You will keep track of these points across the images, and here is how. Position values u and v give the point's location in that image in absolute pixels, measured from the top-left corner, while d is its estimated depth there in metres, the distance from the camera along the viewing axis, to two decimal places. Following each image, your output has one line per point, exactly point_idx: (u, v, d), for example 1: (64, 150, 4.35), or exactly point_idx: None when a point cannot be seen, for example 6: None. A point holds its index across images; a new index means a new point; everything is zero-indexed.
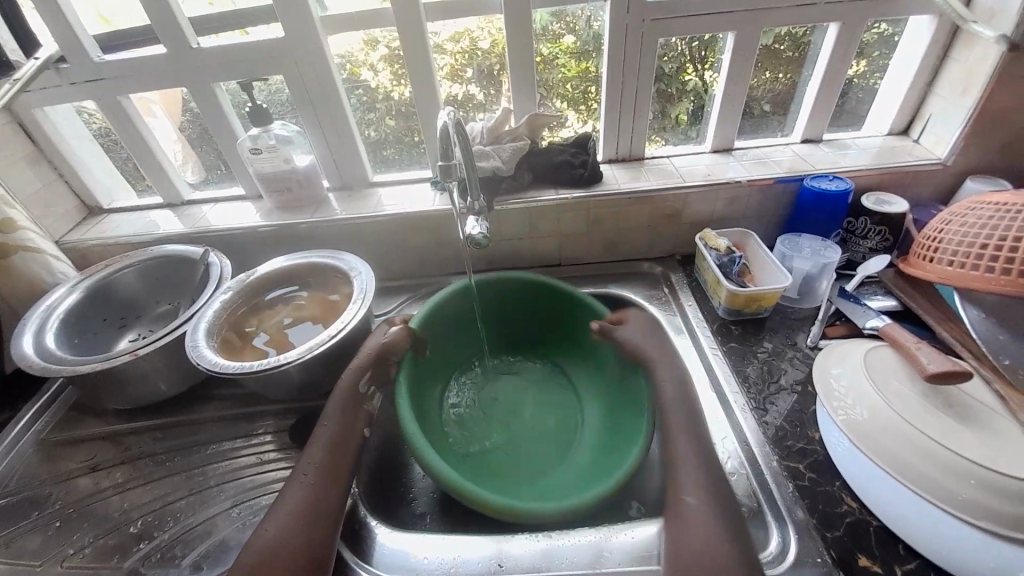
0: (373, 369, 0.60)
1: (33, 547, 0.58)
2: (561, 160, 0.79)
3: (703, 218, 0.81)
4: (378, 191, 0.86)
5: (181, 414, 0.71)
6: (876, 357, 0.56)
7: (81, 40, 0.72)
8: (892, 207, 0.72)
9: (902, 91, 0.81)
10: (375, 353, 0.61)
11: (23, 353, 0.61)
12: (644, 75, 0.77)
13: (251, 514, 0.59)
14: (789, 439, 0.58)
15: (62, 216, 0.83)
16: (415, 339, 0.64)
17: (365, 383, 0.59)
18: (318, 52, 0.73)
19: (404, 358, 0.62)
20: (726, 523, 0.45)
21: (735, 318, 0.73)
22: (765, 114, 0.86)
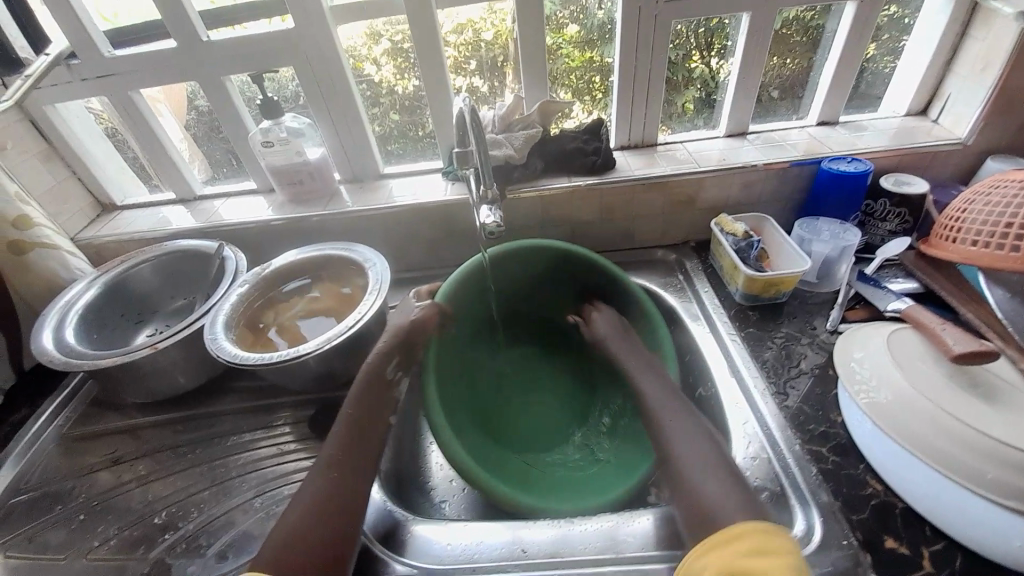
0: (402, 355, 0.60)
1: (59, 541, 0.59)
2: (573, 148, 0.78)
3: (717, 204, 0.80)
4: (389, 183, 0.86)
5: (200, 407, 0.71)
6: (898, 339, 0.56)
7: (91, 35, 0.72)
8: (912, 187, 0.71)
9: (918, 71, 0.79)
10: (404, 340, 0.60)
11: (43, 348, 0.61)
12: (654, 60, 0.77)
13: (273, 504, 0.60)
14: (811, 423, 0.57)
15: (77, 213, 0.84)
16: (443, 314, 0.63)
17: (393, 369, 0.59)
18: (327, 43, 0.73)
19: (431, 339, 0.61)
20: (736, 492, 0.43)
21: (752, 303, 0.72)
22: (773, 100, 0.85)
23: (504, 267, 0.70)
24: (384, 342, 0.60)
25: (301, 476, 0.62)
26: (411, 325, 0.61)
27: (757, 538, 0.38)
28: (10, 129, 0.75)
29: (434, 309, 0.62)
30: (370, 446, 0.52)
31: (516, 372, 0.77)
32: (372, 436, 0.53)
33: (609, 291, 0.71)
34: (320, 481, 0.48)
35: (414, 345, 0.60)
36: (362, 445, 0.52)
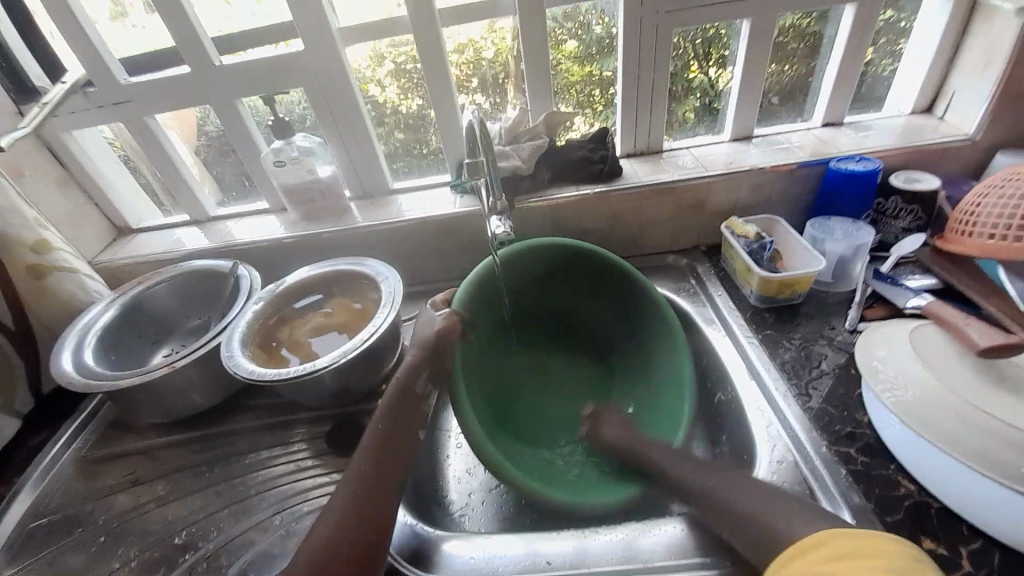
0: (431, 368, 0.58)
1: (78, 565, 0.58)
2: (580, 157, 0.79)
3: (727, 208, 0.80)
4: (398, 198, 0.87)
5: (217, 425, 0.71)
6: (921, 337, 0.55)
7: (108, 63, 0.74)
8: (922, 184, 0.70)
9: (920, 70, 0.80)
10: (433, 353, 0.58)
11: (63, 370, 0.62)
12: (656, 69, 0.78)
13: (293, 521, 0.59)
14: (836, 424, 0.56)
15: (93, 237, 0.85)
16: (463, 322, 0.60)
17: (423, 383, 0.57)
18: (335, 64, 0.75)
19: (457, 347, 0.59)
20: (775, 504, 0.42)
21: (769, 305, 0.72)
22: (774, 106, 0.86)
23: (515, 268, 0.68)
24: (413, 355, 0.58)
25: (320, 493, 0.62)
26: (434, 335, 0.59)
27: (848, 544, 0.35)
28: (28, 157, 0.77)
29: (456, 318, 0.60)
30: (401, 462, 0.51)
31: (531, 368, 0.74)
32: (404, 452, 0.52)
33: (629, 287, 0.70)
34: (344, 498, 0.47)
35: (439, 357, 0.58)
36: (389, 461, 0.50)
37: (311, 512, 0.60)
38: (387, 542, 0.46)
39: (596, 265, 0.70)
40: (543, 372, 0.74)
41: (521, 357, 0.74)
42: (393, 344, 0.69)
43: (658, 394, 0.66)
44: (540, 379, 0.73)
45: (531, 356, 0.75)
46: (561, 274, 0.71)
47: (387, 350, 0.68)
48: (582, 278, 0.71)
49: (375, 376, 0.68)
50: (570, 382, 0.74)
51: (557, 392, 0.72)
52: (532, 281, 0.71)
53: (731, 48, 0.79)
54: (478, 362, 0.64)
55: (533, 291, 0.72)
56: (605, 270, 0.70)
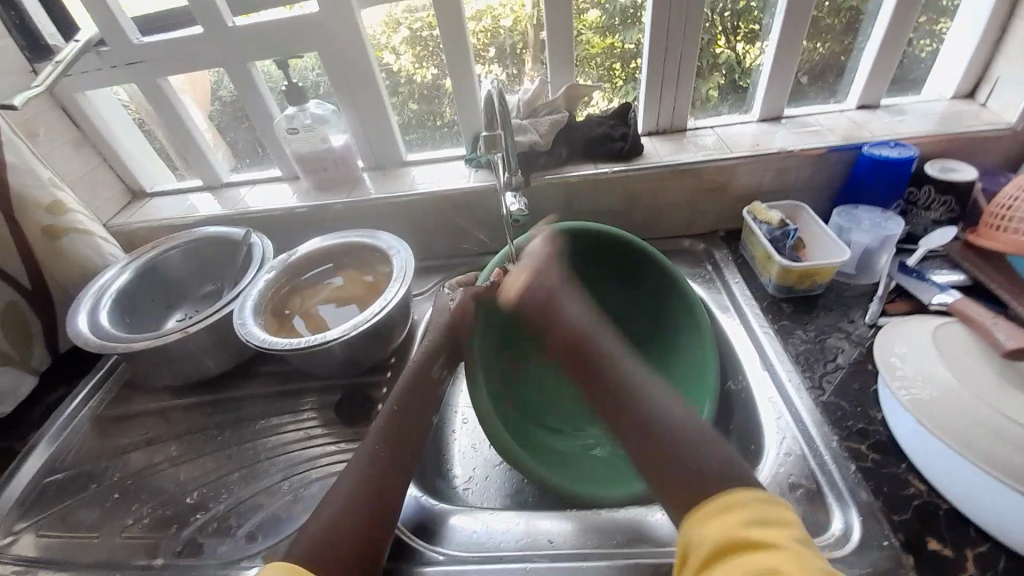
0: (447, 354, 0.59)
1: (92, 520, 0.60)
2: (599, 134, 0.76)
3: (749, 192, 0.77)
4: (411, 170, 0.85)
5: (228, 391, 0.72)
6: (944, 334, 0.53)
7: (120, 22, 0.72)
8: (960, 174, 0.67)
9: (966, 52, 0.75)
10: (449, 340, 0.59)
11: (78, 332, 0.63)
12: (684, 43, 0.74)
13: (301, 487, 0.61)
14: (848, 419, 0.55)
15: (108, 199, 0.85)
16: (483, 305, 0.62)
17: (439, 368, 0.58)
18: (350, 27, 0.72)
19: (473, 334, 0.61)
20: None
21: (786, 295, 0.70)
22: (803, 87, 0.82)
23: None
24: (431, 340, 0.59)
25: (328, 461, 0.63)
26: (452, 318, 0.60)
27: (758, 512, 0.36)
28: (42, 116, 0.76)
29: (468, 300, 0.61)
30: (413, 447, 0.52)
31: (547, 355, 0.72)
32: (416, 436, 0.52)
33: (644, 278, 0.68)
34: (359, 477, 0.47)
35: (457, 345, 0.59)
36: (403, 445, 0.51)
37: (319, 480, 0.61)
38: (395, 517, 0.47)
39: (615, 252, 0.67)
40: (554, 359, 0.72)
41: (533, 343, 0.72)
42: (403, 317, 0.69)
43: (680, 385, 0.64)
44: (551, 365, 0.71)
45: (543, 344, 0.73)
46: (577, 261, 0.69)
47: (396, 324, 0.68)
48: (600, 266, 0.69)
49: (384, 349, 0.69)
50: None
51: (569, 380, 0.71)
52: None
53: (761, 22, 0.76)
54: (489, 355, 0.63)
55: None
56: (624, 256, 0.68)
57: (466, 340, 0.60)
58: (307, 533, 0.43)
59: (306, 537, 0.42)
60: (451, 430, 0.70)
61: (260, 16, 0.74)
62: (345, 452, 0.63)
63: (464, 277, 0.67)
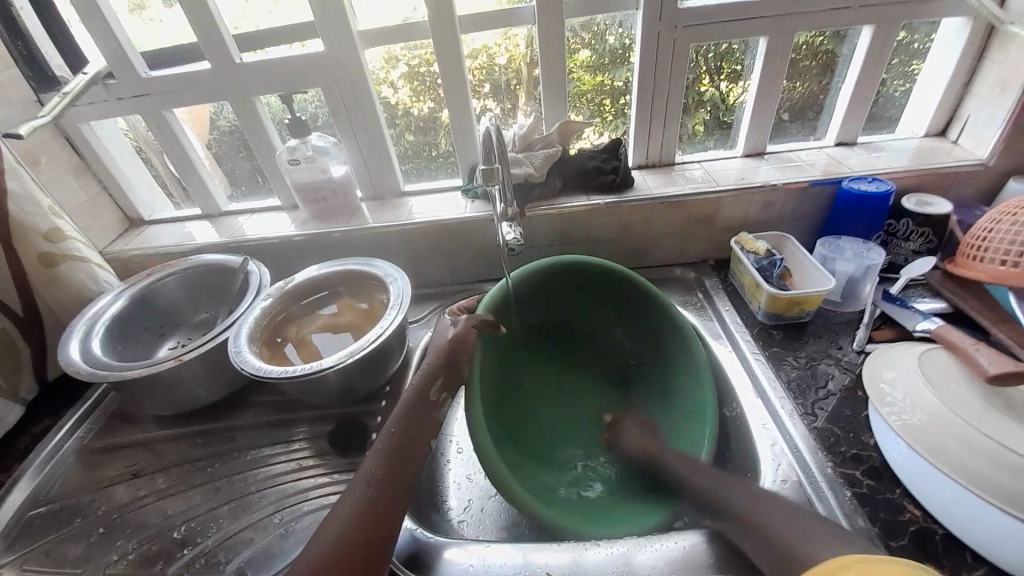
0: (445, 378, 0.58)
1: (75, 556, 0.58)
2: (592, 166, 0.79)
3: (737, 222, 0.80)
4: (409, 200, 0.87)
5: (218, 421, 0.71)
6: (930, 360, 0.55)
7: (129, 58, 0.74)
8: (936, 208, 0.70)
9: (935, 93, 0.80)
10: (446, 362, 0.58)
11: (70, 359, 0.62)
12: (671, 82, 0.78)
13: (292, 520, 0.59)
14: (842, 445, 0.56)
15: (106, 227, 0.86)
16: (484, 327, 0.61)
17: (437, 391, 0.57)
18: (354, 64, 0.75)
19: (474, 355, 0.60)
20: None
21: (776, 322, 0.71)
22: (785, 123, 0.86)
23: (526, 283, 0.67)
24: (429, 363, 0.58)
25: (320, 493, 0.62)
26: (450, 338, 0.59)
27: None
28: (45, 145, 0.77)
29: (471, 326, 0.60)
30: (415, 474, 0.51)
31: (551, 378, 0.73)
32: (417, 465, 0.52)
33: (646, 306, 0.70)
34: (361, 503, 0.46)
35: (456, 367, 0.58)
36: (404, 469, 0.50)
37: (312, 513, 0.60)
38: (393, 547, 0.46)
39: (609, 279, 0.69)
40: (550, 390, 0.72)
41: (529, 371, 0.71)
42: (398, 345, 0.69)
43: (679, 411, 0.65)
44: (547, 395, 0.71)
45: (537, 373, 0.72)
46: (572, 284, 0.71)
47: (391, 351, 0.68)
48: (596, 294, 0.71)
49: (379, 376, 0.69)
50: (579, 401, 0.72)
51: (564, 412, 0.71)
52: (541, 296, 0.69)
53: (743, 63, 0.79)
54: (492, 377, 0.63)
55: (542, 305, 0.70)
56: (620, 285, 0.70)
57: (466, 365, 0.59)
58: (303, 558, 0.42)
59: (305, 562, 0.41)
60: (447, 462, 0.69)
61: (264, 53, 0.77)
62: (338, 484, 0.62)
63: (464, 303, 0.67)
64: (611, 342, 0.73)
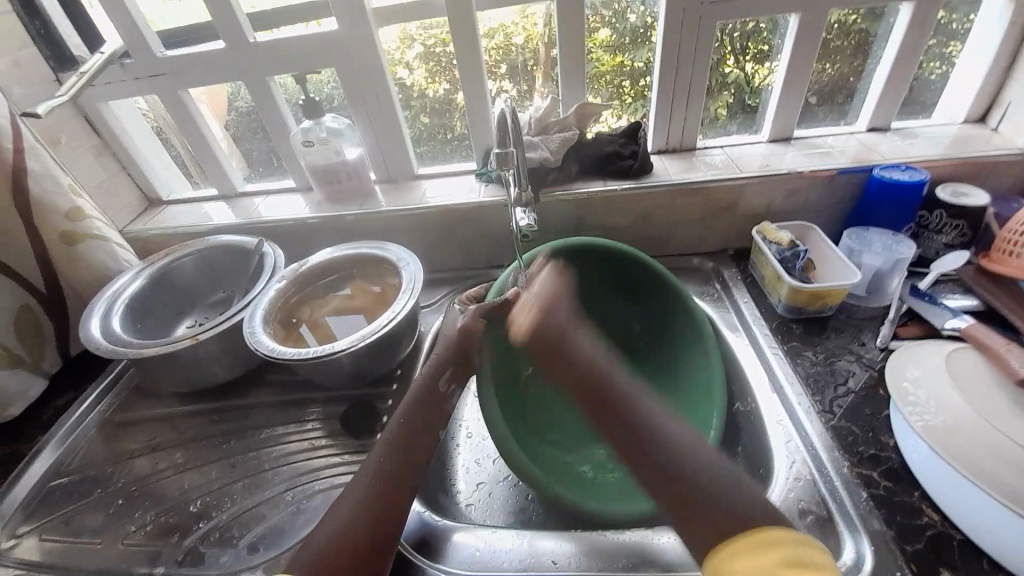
0: (454, 368, 0.58)
1: (97, 525, 0.60)
2: (609, 152, 0.77)
3: (760, 211, 0.77)
4: (422, 184, 0.86)
5: (233, 399, 0.73)
6: (957, 360, 0.53)
7: (145, 37, 0.74)
8: (972, 199, 0.67)
9: (977, 77, 0.75)
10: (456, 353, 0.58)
11: (90, 336, 0.63)
12: (695, 63, 0.75)
13: (304, 499, 0.60)
14: (860, 444, 0.54)
15: (125, 207, 0.87)
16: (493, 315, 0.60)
17: (446, 381, 0.57)
18: (368, 44, 0.74)
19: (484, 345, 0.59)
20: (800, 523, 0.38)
21: (796, 316, 0.69)
22: (813, 107, 0.82)
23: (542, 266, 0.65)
24: (439, 353, 0.59)
25: (332, 472, 0.63)
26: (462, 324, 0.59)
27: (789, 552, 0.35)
28: (65, 124, 0.78)
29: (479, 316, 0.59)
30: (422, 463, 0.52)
31: None
32: (424, 452, 0.52)
33: (654, 292, 0.68)
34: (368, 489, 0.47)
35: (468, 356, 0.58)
36: (413, 452, 0.51)
37: (323, 491, 0.61)
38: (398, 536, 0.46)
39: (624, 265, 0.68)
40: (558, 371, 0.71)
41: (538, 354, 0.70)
42: (410, 329, 0.69)
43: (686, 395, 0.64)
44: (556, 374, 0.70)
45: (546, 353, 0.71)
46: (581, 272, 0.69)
47: (403, 336, 0.68)
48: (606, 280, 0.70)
49: (389, 361, 0.69)
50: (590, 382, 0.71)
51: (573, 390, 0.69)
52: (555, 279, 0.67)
53: (770, 44, 0.77)
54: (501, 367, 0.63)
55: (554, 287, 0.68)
56: (630, 272, 0.68)
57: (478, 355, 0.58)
58: (322, 532, 0.44)
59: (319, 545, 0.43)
60: (457, 446, 0.69)
61: (275, 34, 0.76)
62: (348, 465, 0.63)
63: (473, 291, 0.67)
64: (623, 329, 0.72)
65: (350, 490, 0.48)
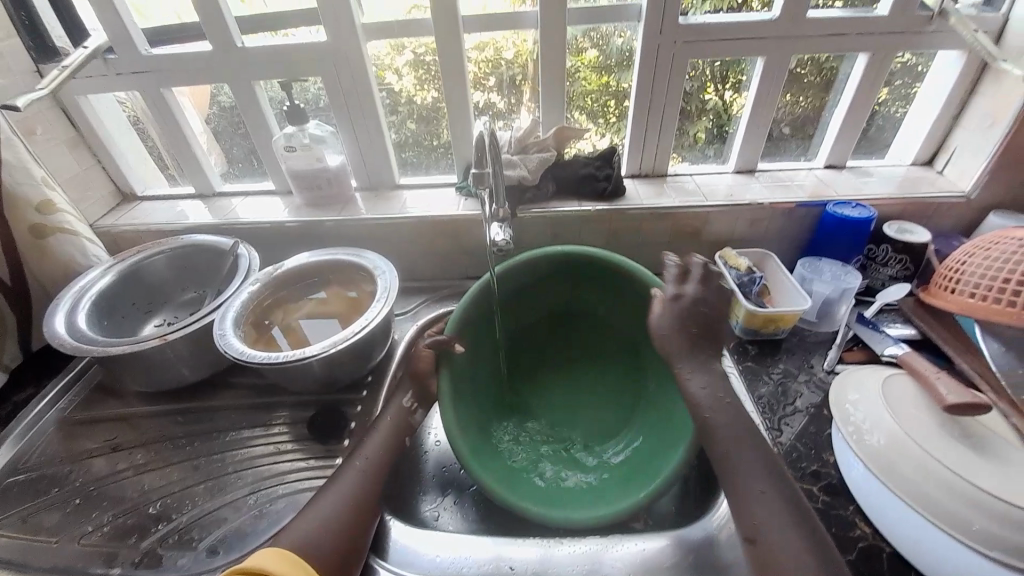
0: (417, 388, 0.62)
1: (52, 524, 0.59)
2: (585, 173, 0.80)
3: (724, 237, 0.81)
4: (403, 194, 0.88)
5: (198, 400, 0.72)
6: (894, 385, 0.57)
7: (131, 35, 0.74)
8: (914, 236, 0.72)
9: (926, 123, 0.82)
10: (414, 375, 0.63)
11: (55, 332, 0.62)
12: (671, 93, 0.79)
13: (267, 503, 0.60)
14: (803, 461, 0.58)
15: (98, 200, 0.86)
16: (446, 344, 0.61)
17: (410, 400, 0.62)
18: (357, 56, 0.75)
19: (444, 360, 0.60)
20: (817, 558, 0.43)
21: (752, 337, 0.73)
22: (784, 137, 0.87)
23: (512, 281, 0.68)
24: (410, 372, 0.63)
25: (297, 477, 0.63)
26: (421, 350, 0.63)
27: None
28: (42, 116, 0.77)
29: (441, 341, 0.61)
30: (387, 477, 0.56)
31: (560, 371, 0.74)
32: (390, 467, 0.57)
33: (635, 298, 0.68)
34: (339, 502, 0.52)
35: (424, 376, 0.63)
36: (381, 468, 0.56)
37: (286, 497, 0.61)
38: (365, 546, 0.51)
39: (600, 275, 0.69)
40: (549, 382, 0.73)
41: (517, 367, 0.73)
42: (383, 337, 0.70)
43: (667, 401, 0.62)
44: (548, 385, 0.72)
45: (530, 369, 0.74)
46: (565, 282, 0.71)
47: (375, 343, 0.69)
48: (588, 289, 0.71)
49: (361, 368, 0.70)
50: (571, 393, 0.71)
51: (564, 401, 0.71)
52: (529, 296, 0.72)
53: (747, 75, 0.80)
54: (471, 375, 0.65)
55: (537, 298, 0.72)
56: (609, 280, 0.69)
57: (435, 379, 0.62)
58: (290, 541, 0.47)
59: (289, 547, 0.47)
60: (428, 452, 0.69)
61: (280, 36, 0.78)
62: (314, 470, 0.64)
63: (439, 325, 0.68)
64: (605, 337, 0.73)
65: (319, 507, 0.51)
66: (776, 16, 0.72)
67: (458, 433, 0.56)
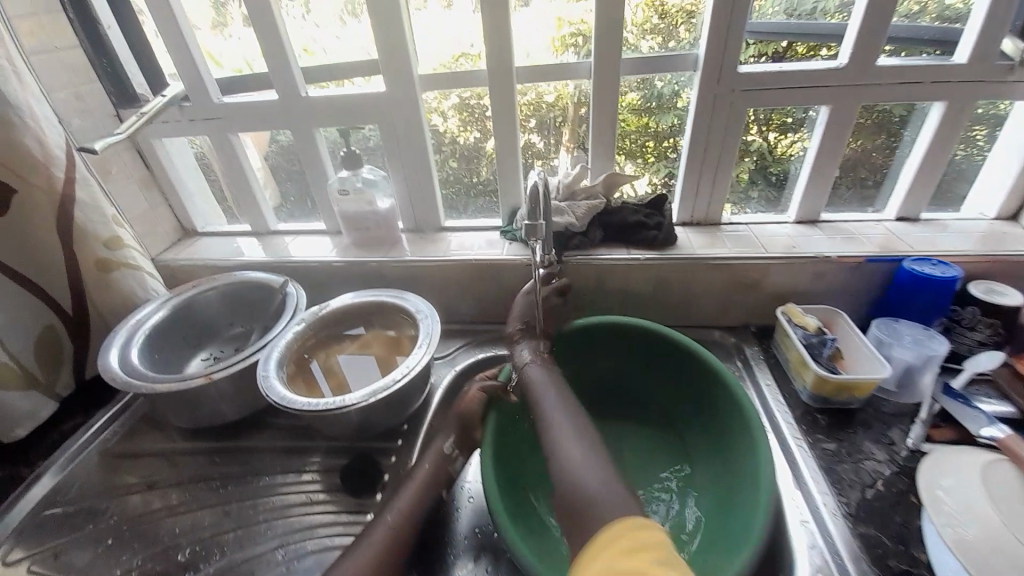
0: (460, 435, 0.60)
1: (82, 564, 0.59)
2: (635, 221, 0.78)
3: (785, 291, 0.76)
4: (449, 237, 0.88)
5: (236, 440, 0.71)
6: (996, 473, 0.50)
7: (205, 85, 0.79)
8: (1005, 298, 0.66)
9: (1011, 174, 0.75)
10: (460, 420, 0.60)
11: (109, 365, 0.64)
12: (726, 141, 0.76)
13: (294, 559, 0.58)
14: (891, 559, 0.51)
15: (161, 235, 0.90)
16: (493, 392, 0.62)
17: (451, 447, 0.59)
18: (411, 104, 0.77)
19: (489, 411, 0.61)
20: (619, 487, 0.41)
21: (822, 406, 0.67)
22: (848, 186, 0.82)
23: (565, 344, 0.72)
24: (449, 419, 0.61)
25: (326, 533, 0.60)
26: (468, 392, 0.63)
27: (667, 550, 0.34)
28: (119, 156, 0.83)
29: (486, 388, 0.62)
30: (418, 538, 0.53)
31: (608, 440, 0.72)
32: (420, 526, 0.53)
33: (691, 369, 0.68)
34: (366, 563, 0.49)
35: (470, 427, 0.60)
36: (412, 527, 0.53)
37: (314, 556, 0.58)
38: None
39: (657, 346, 0.71)
40: None
41: None
42: (423, 383, 0.68)
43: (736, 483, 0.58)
44: None
45: None
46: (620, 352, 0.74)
47: (415, 390, 0.67)
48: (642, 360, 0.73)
49: (400, 415, 0.68)
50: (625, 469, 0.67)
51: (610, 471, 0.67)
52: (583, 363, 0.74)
53: (794, 117, 0.77)
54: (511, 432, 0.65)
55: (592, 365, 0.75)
56: (664, 351, 0.70)
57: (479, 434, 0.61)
58: None
59: None
60: (460, 511, 0.65)
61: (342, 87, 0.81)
62: (345, 528, 0.61)
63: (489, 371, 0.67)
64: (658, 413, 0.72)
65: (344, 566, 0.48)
66: (843, 63, 0.70)
67: (492, 486, 0.55)
